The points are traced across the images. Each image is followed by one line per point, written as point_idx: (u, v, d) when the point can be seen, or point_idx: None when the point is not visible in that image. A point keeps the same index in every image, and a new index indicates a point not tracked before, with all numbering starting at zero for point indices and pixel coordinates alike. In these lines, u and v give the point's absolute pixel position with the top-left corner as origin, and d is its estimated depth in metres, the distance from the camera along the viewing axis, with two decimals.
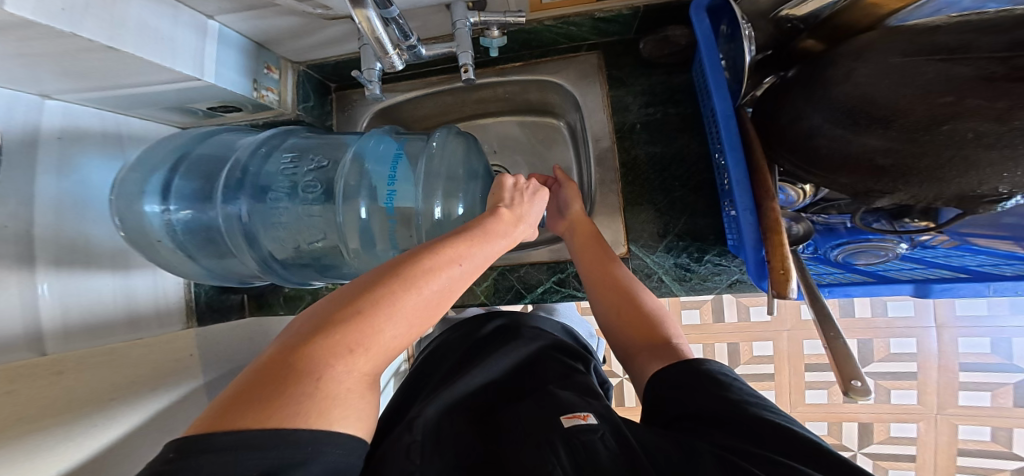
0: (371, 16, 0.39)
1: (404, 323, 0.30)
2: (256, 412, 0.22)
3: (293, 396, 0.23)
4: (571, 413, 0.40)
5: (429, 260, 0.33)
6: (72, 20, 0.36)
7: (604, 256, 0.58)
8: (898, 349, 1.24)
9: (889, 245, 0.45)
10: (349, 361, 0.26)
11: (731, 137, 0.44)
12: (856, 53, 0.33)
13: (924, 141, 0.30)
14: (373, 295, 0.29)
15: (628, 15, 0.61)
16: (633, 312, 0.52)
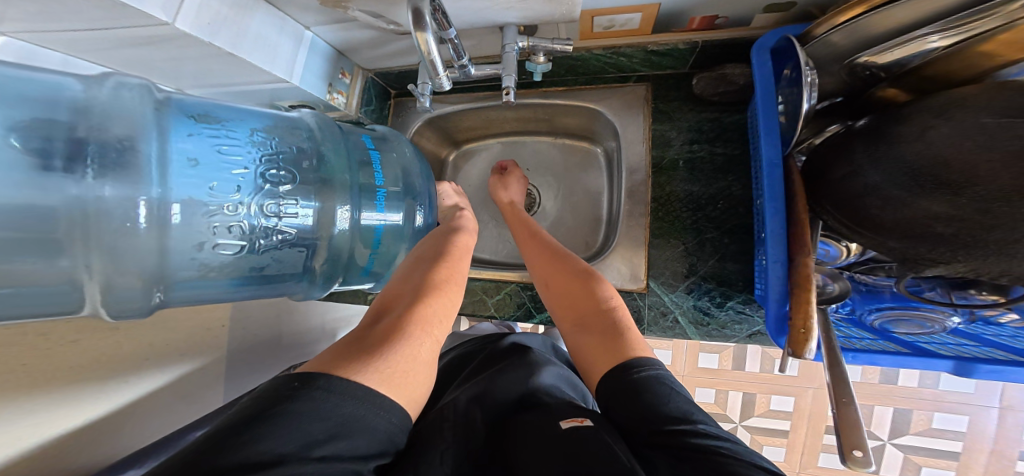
0: (428, 39, 0.39)
1: (458, 306, 0.43)
2: (357, 366, 0.29)
3: (381, 356, 0.31)
4: (569, 417, 0.41)
5: (456, 260, 0.48)
6: (213, 31, 0.41)
7: (546, 251, 0.59)
8: (941, 425, 1.18)
9: (939, 317, 0.42)
10: (431, 327, 0.37)
11: (773, 187, 0.44)
12: (939, 109, 0.31)
13: (998, 212, 0.27)
14: (443, 286, 0.42)
15: (684, 50, 0.59)
16: (567, 295, 0.52)
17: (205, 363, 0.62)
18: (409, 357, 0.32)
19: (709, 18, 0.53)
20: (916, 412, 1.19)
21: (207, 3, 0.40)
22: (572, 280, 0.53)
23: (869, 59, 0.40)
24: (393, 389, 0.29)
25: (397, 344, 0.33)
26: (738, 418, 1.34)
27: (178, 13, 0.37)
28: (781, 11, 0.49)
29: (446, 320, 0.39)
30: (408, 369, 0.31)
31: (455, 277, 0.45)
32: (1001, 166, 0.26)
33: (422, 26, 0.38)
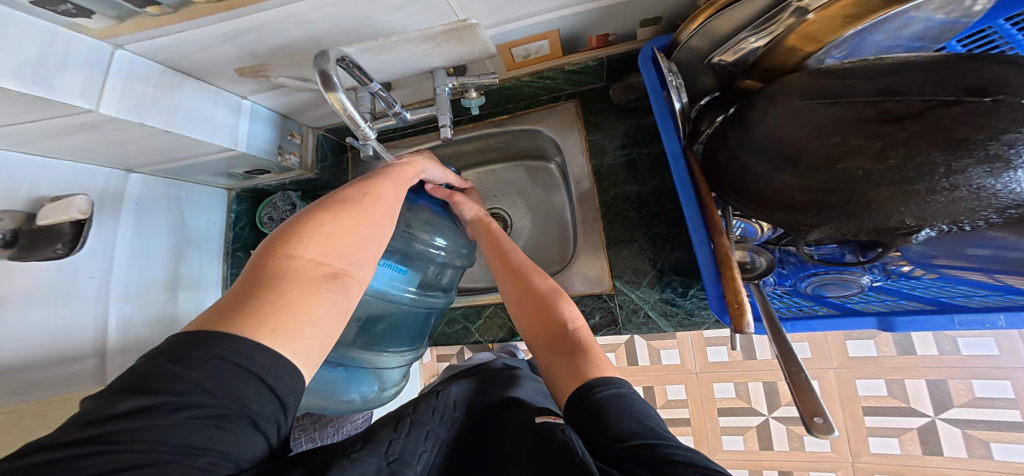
0: (342, 97, 0.40)
1: (337, 233, 0.31)
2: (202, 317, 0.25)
3: (233, 293, 0.26)
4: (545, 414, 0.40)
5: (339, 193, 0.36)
6: (141, 112, 0.45)
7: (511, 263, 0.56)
8: (984, 393, 1.12)
9: (855, 278, 0.43)
10: (297, 249, 0.29)
11: (682, 177, 0.47)
12: (771, 96, 0.35)
13: (826, 178, 0.31)
14: (321, 215, 0.32)
15: (594, 66, 0.64)
16: (533, 314, 0.50)
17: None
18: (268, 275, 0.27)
19: (602, 36, 0.57)
20: (950, 381, 1.15)
21: (131, 87, 0.44)
22: (541, 303, 0.50)
23: (722, 58, 0.43)
24: (249, 306, 0.24)
25: (272, 260, 0.28)
26: (767, 411, 1.30)
27: (101, 99, 0.41)
28: (652, 25, 0.54)
29: (359, 231, 0.33)
30: (276, 283, 0.26)
31: (331, 208, 0.33)
32: (815, 136, 0.31)
33: (331, 88, 0.39)
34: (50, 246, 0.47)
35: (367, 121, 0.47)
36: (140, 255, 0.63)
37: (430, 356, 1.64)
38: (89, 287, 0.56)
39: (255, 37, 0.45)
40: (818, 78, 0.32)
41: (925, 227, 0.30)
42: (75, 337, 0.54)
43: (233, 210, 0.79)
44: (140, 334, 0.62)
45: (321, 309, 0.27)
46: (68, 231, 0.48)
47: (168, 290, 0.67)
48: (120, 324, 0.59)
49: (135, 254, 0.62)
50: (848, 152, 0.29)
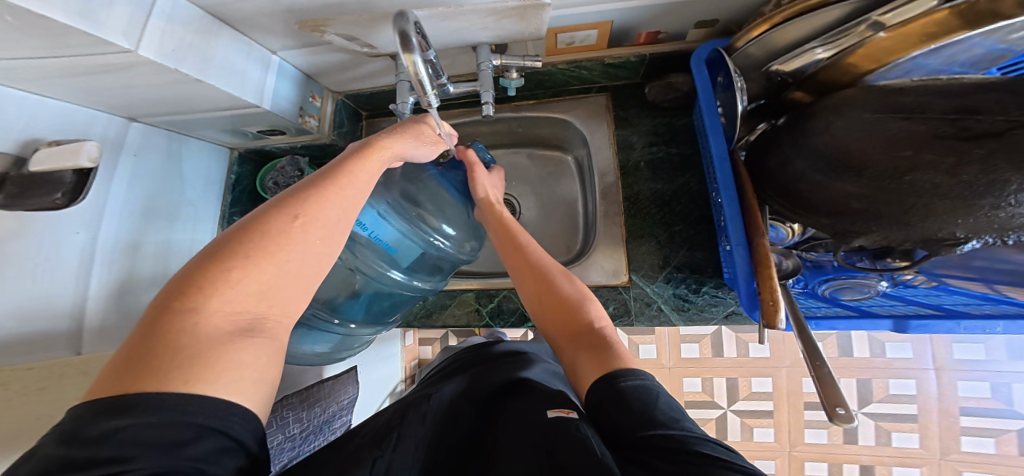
0: (417, 59, 0.39)
1: (237, 285, 0.27)
2: (107, 377, 0.22)
3: (144, 351, 0.23)
4: (559, 406, 0.39)
5: (283, 209, 0.32)
6: (178, 58, 0.40)
7: (524, 256, 0.54)
8: (897, 390, 1.28)
9: (872, 282, 0.48)
10: (212, 303, 0.25)
11: (725, 177, 0.50)
12: (833, 107, 0.38)
13: (889, 188, 0.34)
14: (232, 257, 0.28)
15: (634, 62, 0.64)
16: (554, 309, 0.48)
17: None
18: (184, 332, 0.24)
19: (653, 33, 0.58)
20: (874, 380, 1.30)
21: (170, 30, 0.39)
22: (563, 298, 0.48)
23: (778, 67, 0.44)
24: (152, 374, 0.22)
25: (179, 316, 0.24)
26: (726, 404, 1.41)
27: (141, 40, 0.36)
28: (707, 26, 0.56)
29: (272, 274, 0.29)
30: (186, 347, 0.23)
31: (240, 247, 0.28)
32: (884, 149, 0.33)
33: (410, 50, 0.38)
34: (50, 193, 0.42)
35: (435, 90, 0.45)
36: (138, 220, 0.57)
37: (412, 339, 1.61)
38: (78, 247, 0.49)
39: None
40: (883, 95, 0.35)
41: (972, 239, 0.34)
42: (55, 306, 0.47)
43: (234, 172, 0.74)
44: (124, 302, 0.55)
45: (251, 360, 0.25)
46: (70, 181, 0.43)
47: (157, 256, 0.61)
48: (101, 293, 0.52)
49: (130, 218, 0.56)
50: (915, 166, 0.32)
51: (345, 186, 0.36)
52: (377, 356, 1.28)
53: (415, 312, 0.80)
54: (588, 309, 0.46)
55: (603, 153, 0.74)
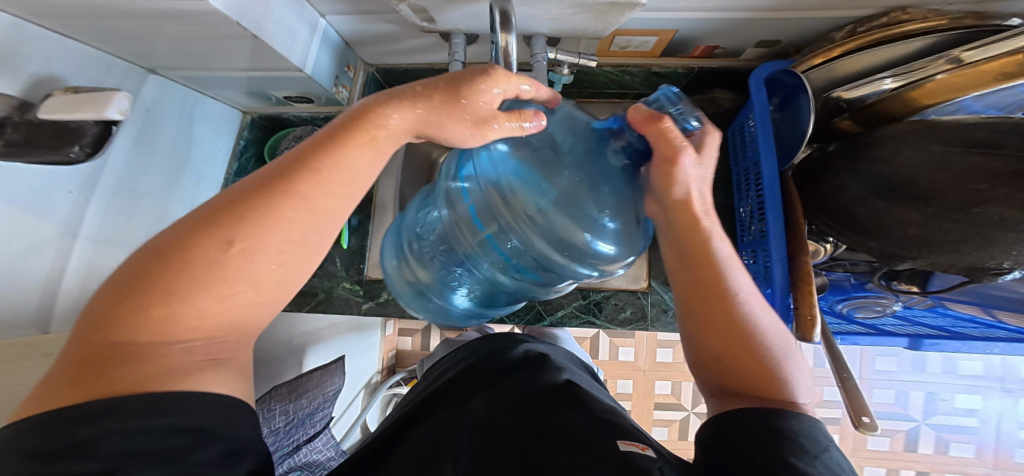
0: (513, 40, 0.38)
1: (150, 326, 0.21)
2: (39, 397, 0.19)
3: (65, 376, 0.20)
4: (628, 439, 0.38)
5: (230, 211, 0.23)
6: (239, 10, 0.40)
7: (718, 273, 0.36)
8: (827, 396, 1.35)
9: (887, 301, 0.60)
10: (146, 331, 0.21)
11: (773, 196, 0.52)
12: (902, 137, 0.40)
13: (956, 219, 0.37)
14: (160, 277, 0.21)
15: (682, 73, 0.65)
16: (733, 356, 0.34)
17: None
18: (121, 360, 0.20)
19: (710, 47, 0.59)
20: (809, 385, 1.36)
21: None
22: (755, 342, 0.33)
23: (840, 94, 0.47)
24: (82, 389, 0.19)
25: (108, 337, 0.20)
26: (691, 407, 1.49)
27: None
28: (767, 46, 0.58)
29: (205, 308, 0.22)
30: (117, 374, 0.20)
31: (138, 287, 0.21)
32: (955, 182, 0.36)
33: (507, 29, 0.37)
34: (67, 147, 0.40)
35: None
36: (135, 176, 0.55)
37: (392, 330, 1.54)
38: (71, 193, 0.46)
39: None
40: (952, 128, 0.37)
41: (1015, 269, 0.39)
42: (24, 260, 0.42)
43: (242, 138, 0.73)
44: (104, 261, 0.52)
45: (205, 380, 0.22)
46: (91, 131, 0.42)
47: (120, 218, 0.54)
48: (81, 260, 0.49)
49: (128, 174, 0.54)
50: (989, 200, 0.35)
51: (293, 184, 0.24)
52: (355, 349, 1.21)
53: None
54: (783, 370, 0.32)
55: None
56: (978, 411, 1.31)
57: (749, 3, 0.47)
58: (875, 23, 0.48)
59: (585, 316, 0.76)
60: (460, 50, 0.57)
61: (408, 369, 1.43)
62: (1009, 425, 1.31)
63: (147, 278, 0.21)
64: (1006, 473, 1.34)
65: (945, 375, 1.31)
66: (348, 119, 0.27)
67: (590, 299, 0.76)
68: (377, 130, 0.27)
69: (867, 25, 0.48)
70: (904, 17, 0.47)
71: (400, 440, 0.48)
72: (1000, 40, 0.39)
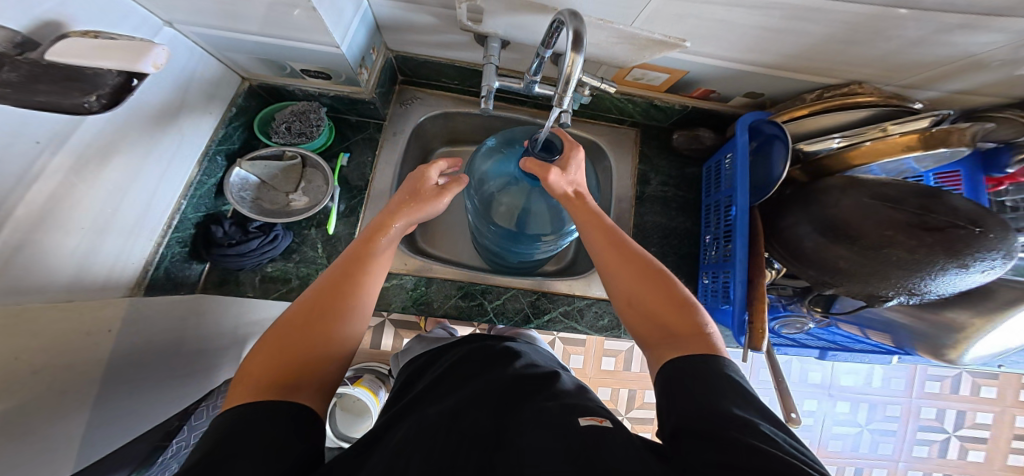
0: (580, 61, 0.46)
1: (278, 358, 0.40)
2: (235, 394, 0.38)
3: (240, 385, 0.39)
4: (587, 415, 0.43)
5: (322, 287, 0.48)
6: None
7: (633, 262, 0.53)
8: None
9: (804, 320, 0.75)
10: (286, 353, 0.41)
11: (743, 226, 0.63)
12: (843, 189, 0.54)
13: (870, 256, 0.49)
14: (292, 327, 0.44)
15: (677, 109, 0.76)
16: (657, 310, 0.49)
17: (64, 386, 0.42)
18: (272, 364, 0.40)
19: (707, 91, 0.70)
20: None
21: None
22: (677, 303, 0.49)
23: (802, 147, 0.59)
24: (257, 388, 0.38)
25: (266, 357, 0.41)
26: (625, 412, 1.63)
27: None
28: (752, 97, 0.70)
29: (322, 339, 0.44)
30: (272, 375, 0.39)
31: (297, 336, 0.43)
32: (874, 228, 0.49)
33: (578, 50, 0.45)
34: (82, 96, 0.32)
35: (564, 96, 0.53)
36: (109, 145, 0.46)
37: None
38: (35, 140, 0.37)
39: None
40: (875, 188, 0.51)
41: (895, 296, 0.53)
42: None
43: (237, 104, 0.68)
44: (55, 231, 0.42)
45: (297, 381, 0.40)
46: (113, 81, 0.35)
47: (94, 185, 0.46)
48: (30, 221, 0.39)
49: (97, 146, 0.45)
50: (893, 243, 0.47)
51: (346, 269, 0.49)
52: None
53: (415, 297, 0.81)
54: (697, 316, 0.48)
55: (624, 180, 0.84)
56: (815, 412, 1.52)
57: (755, 59, 0.57)
58: (837, 92, 0.61)
59: (568, 321, 0.85)
60: (494, 53, 0.63)
61: (354, 369, 1.34)
62: (833, 424, 1.53)
63: (287, 328, 0.44)
64: (822, 461, 1.53)
65: (801, 384, 1.52)
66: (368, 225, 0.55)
67: (573, 305, 0.86)
68: (387, 233, 0.54)
69: (831, 92, 0.61)
70: (859, 90, 0.60)
71: (398, 427, 0.45)
72: (913, 120, 0.53)
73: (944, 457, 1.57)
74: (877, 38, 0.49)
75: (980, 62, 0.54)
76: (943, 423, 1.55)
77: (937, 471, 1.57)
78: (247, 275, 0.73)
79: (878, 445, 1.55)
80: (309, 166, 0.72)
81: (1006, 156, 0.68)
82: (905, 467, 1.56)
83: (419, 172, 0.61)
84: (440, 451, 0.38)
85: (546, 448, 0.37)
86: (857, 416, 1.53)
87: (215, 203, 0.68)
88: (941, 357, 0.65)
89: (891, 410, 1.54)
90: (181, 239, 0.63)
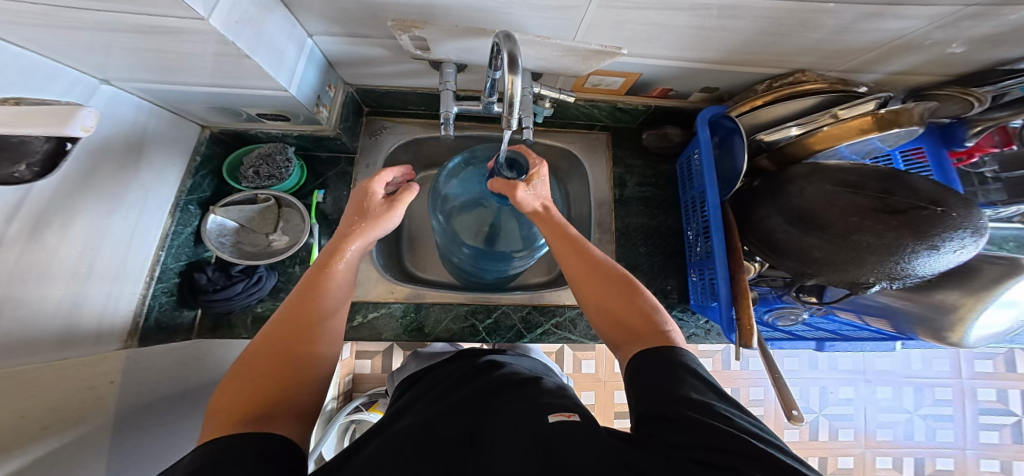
0: (518, 81, 0.46)
1: (250, 382, 0.40)
2: (210, 426, 0.36)
3: (211, 417, 0.37)
4: (555, 411, 0.42)
5: (285, 312, 0.47)
6: (238, 31, 0.42)
7: (593, 271, 0.54)
8: (755, 395, 1.47)
9: (797, 311, 0.73)
10: (258, 378, 0.40)
11: (717, 221, 0.62)
12: (804, 178, 0.53)
13: (841, 243, 0.48)
14: (262, 354, 0.43)
15: (641, 110, 0.75)
16: (623, 312, 0.49)
17: (68, 442, 0.42)
18: (246, 389, 0.39)
19: (665, 89, 0.69)
20: (742, 387, 1.47)
21: (239, 3, 0.41)
22: (636, 304, 0.50)
23: (762, 137, 0.58)
24: (236, 411, 0.37)
25: (240, 384, 0.39)
26: None
27: (214, 11, 0.37)
28: (709, 91, 0.69)
29: (296, 359, 0.43)
30: (250, 398, 0.38)
31: (274, 364, 0.42)
32: (840, 214, 0.48)
33: (514, 71, 0.45)
34: (11, 165, 0.33)
35: (512, 115, 0.53)
36: (65, 212, 0.48)
37: (349, 352, 1.42)
38: None
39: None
40: (835, 174, 0.51)
41: (878, 282, 0.51)
42: None
43: (199, 152, 0.70)
44: (27, 291, 0.44)
45: (279, 399, 0.39)
46: (43, 148, 0.34)
47: (58, 246, 0.48)
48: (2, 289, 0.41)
49: (53, 212, 0.46)
50: (862, 228, 0.47)
51: (306, 292, 0.50)
52: None
53: (407, 324, 0.81)
54: (658, 314, 0.49)
55: (598, 183, 0.83)
56: (854, 399, 1.47)
57: (699, 56, 0.57)
58: (784, 82, 0.60)
59: (561, 332, 0.84)
60: (450, 79, 0.63)
61: (367, 393, 1.31)
62: (878, 412, 1.48)
63: (258, 355, 0.43)
64: (874, 452, 1.48)
65: (831, 371, 1.47)
66: (324, 251, 0.56)
67: (564, 316, 0.85)
68: (343, 258, 0.55)
69: (778, 83, 0.61)
70: (802, 77, 0.59)
71: (371, 437, 0.44)
72: (859, 103, 0.53)
73: (1020, 442, 1.48)
74: (808, 25, 0.48)
75: (921, 37, 0.53)
76: (1009, 405, 1.46)
77: (1018, 459, 1.49)
78: (241, 318, 0.72)
79: (936, 433, 1.48)
80: (285, 205, 0.74)
81: (961, 131, 0.69)
82: (976, 455, 1.49)
83: (364, 189, 0.63)
84: (412, 460, 0.36)
85: (514, 446, 0.36)
86: (903, 402, 1.48)
87: (196, 251, 0.70)
88: (944, 340, 0.61)
89: (940, 393, 1.47)
90: (166, 289, 0.65)
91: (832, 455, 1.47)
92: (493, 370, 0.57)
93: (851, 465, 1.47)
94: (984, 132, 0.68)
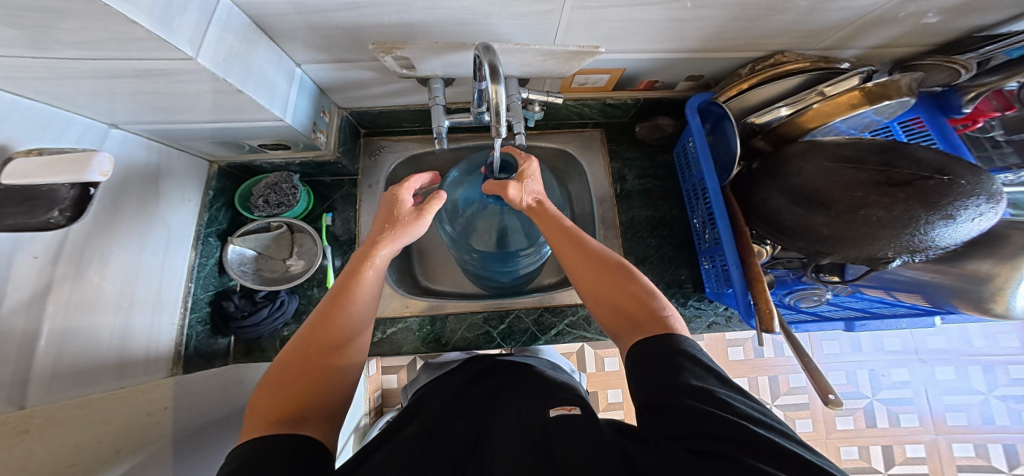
0: (501, 90, 0.47)
1: (283, 386, 0.41)
2: (248, 428, 0.38)
3: (249, 420, 0.38)
4: (558, 405, 0.42)
5: (320, 313, 0.48)
6: (227, 67, 0.45)
7: (600, 262, 0.53)
8: (795, 383, 1.41)
9: (820, 291, 0.70)
10: (293, 381, 0.41)
11: (720, 207, 0.60)
12: (801, 156, 0.52)
13: (848, 219, 0.46)
14: (296, 356, 0.44)
15: (630, 104, 0.75)
16: (624, 300, 0.49)
17: (147, 458, 0.46)
18: (283, 392, 0.40)
19: (651, 82, 0.69)
20: (779, 375, 1.42)
21: (223, 41, 0.44)
22: (639, 290, 0.49)
23: (753, 121, 0.57)
24: (270, 415, 0.38)
25: (276, 387, 0.41)
26: None
27: (201, 50, 0.40)
28: (694, 79, 0.68)
29: (327, 361, 0.44)
30: (285, 401, 0.39)
31: (308, 368, 0.43)
32: (843, 190, 0.46)
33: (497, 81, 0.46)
34: (45, 213, 0.37)
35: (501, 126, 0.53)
36: (100, 252, 0.52)
37: (376, 368, 1.44)
38: (37, 259, 0.44)
39: (338, 7, 0.47)
40: (833, 149, 0.50)
41: (898, 257, 0.48)
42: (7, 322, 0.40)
43: (211, 186, 0.75)
44: (79, 322, 0.49)
45: (309, 402, 0.40)
46: (69, 194, 0.38)
47: (99, 282, 0.52)
48: (56, 323, 0.45)
49: (91, 251, 0.51)
50: (868, 203, 0.45)
51: (340, 294, 0.51)
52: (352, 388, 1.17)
53: (424, 336, 0.83)
54: (658, 300, 0.48)
55: (596, 179, 0.82)
56: (910, 382, 1.39)
57: (679, 47, 0.56)
58: (767, 63, 0.59)
59: (577, 331, 0.84)
60: (439, 94, 0.65)
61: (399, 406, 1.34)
62: (942, 394, 1.39)
63: (293, 357, 0.44)
64: (948, 439, 1.39)
65: (877, 352, 1.40)
66: (355, 255, 0.57)
67: (578, 315, 0.84)
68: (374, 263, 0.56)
69: (761, 65, 0.60)
70: (783, 59, 0.59)
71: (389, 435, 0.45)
72: (845, 79, 0.52)
73: None
74: (779, 5, 0.48)
75: (896, 8, 0.52)
76: None
77: None
78: (269, 341, 0.76)
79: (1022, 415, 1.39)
80: (297, 230, 0.78)
81: (955, 97, 0.67)
82: None
83: (392, 194, 0.64)
84: (423, 461, 0.37)
85: (512, 447, 0.36)
86: (972, 382, 1.38)
87: (222, 280, 0.74)
88: (989, 312, 0.57)
89: (1017, 372, 1.38)
90: (200, 318, 0.69)
91: (895, 443, 1.38)
92: (506, 371, 0.57)
93: (923, 454, 1.38)
94: (979, 97, 0.65)
